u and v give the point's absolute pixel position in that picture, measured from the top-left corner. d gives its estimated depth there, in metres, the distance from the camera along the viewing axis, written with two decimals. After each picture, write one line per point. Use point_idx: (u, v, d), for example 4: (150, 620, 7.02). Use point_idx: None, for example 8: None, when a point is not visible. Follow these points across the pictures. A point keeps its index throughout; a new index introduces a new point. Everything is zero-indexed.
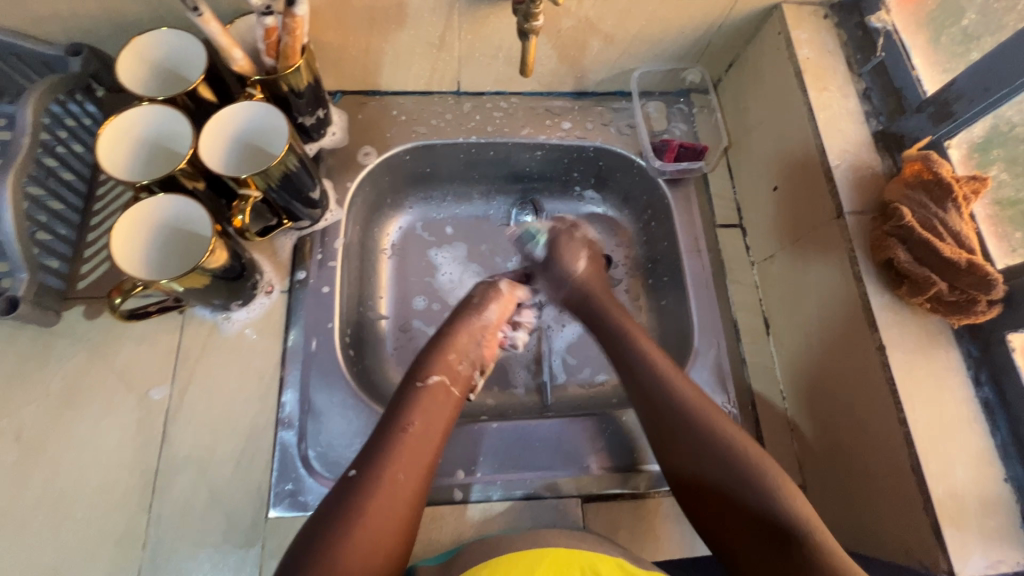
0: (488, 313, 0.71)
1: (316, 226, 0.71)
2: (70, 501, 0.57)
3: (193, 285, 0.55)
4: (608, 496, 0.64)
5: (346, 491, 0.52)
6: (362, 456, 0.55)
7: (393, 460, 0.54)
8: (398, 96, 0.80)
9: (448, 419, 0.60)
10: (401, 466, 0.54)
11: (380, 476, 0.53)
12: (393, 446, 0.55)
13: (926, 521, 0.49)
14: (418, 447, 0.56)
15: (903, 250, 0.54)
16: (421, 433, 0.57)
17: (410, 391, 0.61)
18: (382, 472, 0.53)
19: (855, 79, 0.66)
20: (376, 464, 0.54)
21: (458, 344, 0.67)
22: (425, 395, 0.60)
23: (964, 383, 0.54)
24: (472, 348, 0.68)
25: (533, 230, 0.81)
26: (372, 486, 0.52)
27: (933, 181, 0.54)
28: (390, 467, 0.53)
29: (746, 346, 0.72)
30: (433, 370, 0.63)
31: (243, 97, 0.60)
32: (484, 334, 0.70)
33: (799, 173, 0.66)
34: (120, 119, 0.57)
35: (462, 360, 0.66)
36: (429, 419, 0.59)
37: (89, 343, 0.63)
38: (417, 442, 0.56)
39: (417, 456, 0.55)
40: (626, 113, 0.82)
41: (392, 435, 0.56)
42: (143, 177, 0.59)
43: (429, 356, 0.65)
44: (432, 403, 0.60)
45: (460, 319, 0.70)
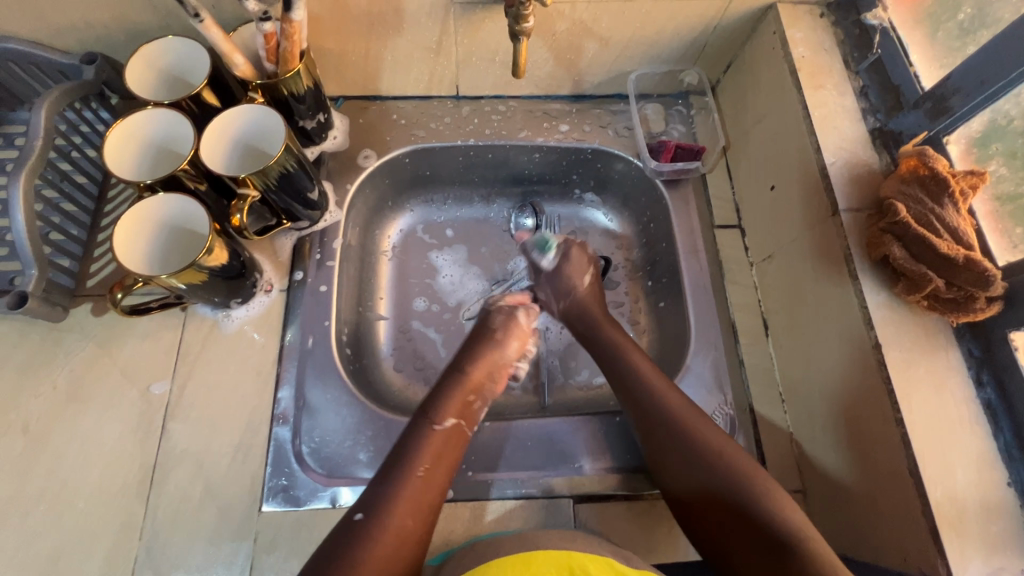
0: (506, 350, 0.70)
1: (315, 226, 0.73)
2: (72, 491, 0.59)
3: (191, 281, 0.57)
4: (602, 497, 0.63)
5: (354, 530, 0.52)
6: (370, 497, 0.54)
7: (405, 508, 0.54)
8: (398, 101, 0.82)
9: (458, 461, 0.60)
10: (410, 513, 0.54)
11: (389, 523, 0.52)
12: (404, 492, 0.55)
13: (925, 526, 0.48)
14: (429, 492, 0.56)
15: (899, 247, 0.53)
16: (433, 478, 0.57)
17: (424, 432, 0.59)
18: (391, 518, 0.53)
19: (852, 77, 0.65)
20: (388, 509, 0.53)
21: (475, 381, 0.66)
22: (438, 439, 0.59)
23: (965, 383, 0.52)
24: (488, 385, 0.67)
25: (544, 239, 0.78)
26: (381, 532, 0.52)
27: (929, 177, 0.53)
28: (400, 514, 0.53)
29: (744, 347, 0.71)
30: (449, 412, 0.62)
31: (244, 101, 0.62)
32: (499, 370, 0.68)
33: (795, 172, 0.65)
34: (128, 121, 0.59)
35: (477, 398, 0.65)
36: (443, 464, 0.58)
37: (94, 339, 0.65)
38: (427, 487, 0.56)
39: (426, 502, 0.55)
40: (624, 116, 0.83)
41: (405, 480, 0.55)
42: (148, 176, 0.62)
43: (445, 395, 0.64)
44: (446, 447, 0.59)
45: (477, 358, 0.68)
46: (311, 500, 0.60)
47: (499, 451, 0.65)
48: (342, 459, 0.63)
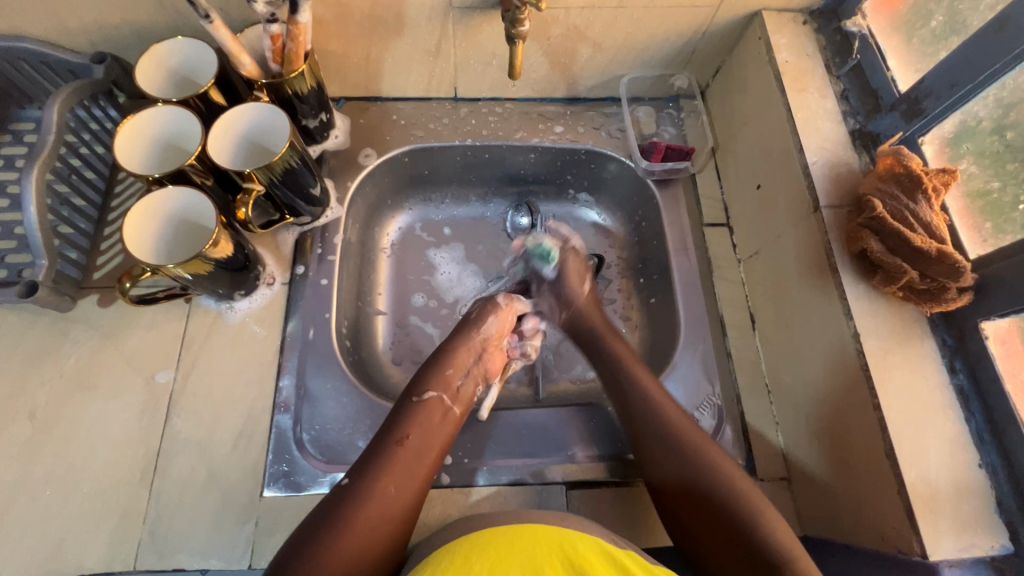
0: (488, 327, 0.72)
1: (317, 222, 0.75)
2: (78, 476, 0.61)
3: (197, 271, 0.59)
4: (593, 484, 0.65)
5: (340, 497, 0.54)
6: (356, 466, 0.57)
7: (389, 474, 0.56)
8: (398, 102, 0.84)
9: (446, 434, 0.62)
10: (394, 480, 0.56)
11: (372, 488, 0.55)
12: (388, 458, 0.57)
13: (900, 505, 0.50)
14: (411, 459, 0.58)
15: (876, 241, 0.55)
16: (416, 446, 0.59)
17: (407, 405, 0.62)
18: (374, 483, 0.55)
19: (833, 81, 0.68)
20: (371, 475, 0.56)
21: (459, 359, 0.68)
22: (421, 411, 0.62)
23: (940, 371, 0.54)
24: (471, 364, 0.69)
25: (543, 248, 0.80)
26: (364, 496, 0.54)
27: (903, 174, 0.56)
28: (382, 480, 0.55)
29: (732, 340, 0.73)
30: (430, 385, 0.64)
31: (251, 100, 0.64)
32: (481, 349, 0.71)
33: (780, 172, 0.68)
34: (138, 118, 0.61)
35: (461, 376, 0.67)
36: (425, 434, 0.60)
37: (101, 329, 0.67)
38: (409, 454, 0.58)
39: (409, 469, 0.57)
40: (616, 118, 0.86)
41: (388, 448, 0.58)
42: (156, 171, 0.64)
43: (428, 372, 0.66)
44: (429, 418, 0.62)
45: (457, 338, 0.70)
46: (311, 486, 0.62)
47: (495, 440, 0.67)
48: (342, 446, 0.65)
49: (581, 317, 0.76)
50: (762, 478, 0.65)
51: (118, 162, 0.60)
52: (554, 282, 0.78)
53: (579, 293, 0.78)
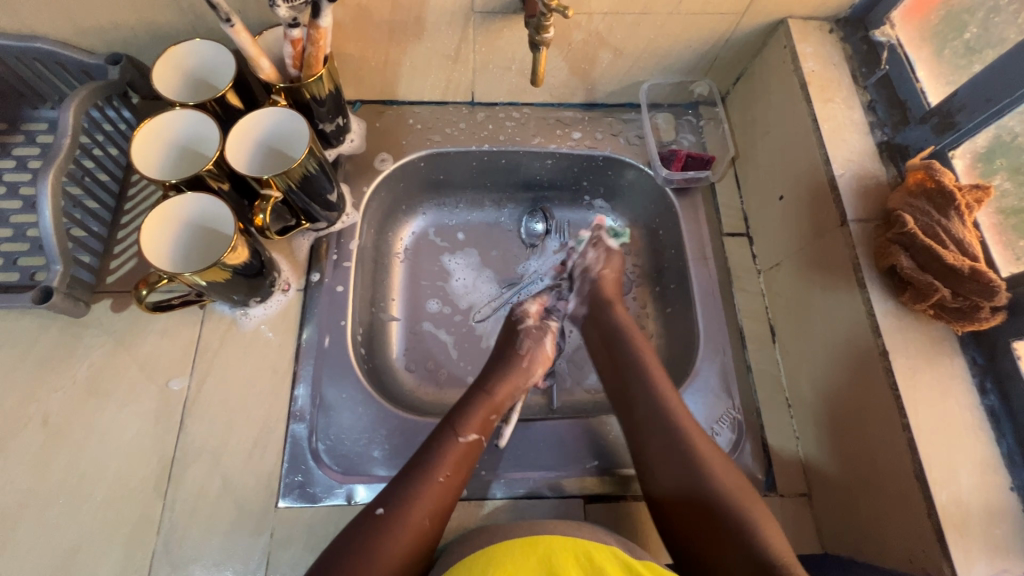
0: (534, 373, 0.72)
1: (333, 227, 0.74)
2: (91, 484, 0.60)
3: (214, 279, 0.58)
4: (611, 497, 0.64)
5: (369, 527, 0.53)
6: (390, 494, 0.56)
7: (423, 508, 0.55)
8: (414, 106, 0.83)
9: (475, 473, 0.61)
10: (429, 516, 0.55)
11: (406, 523, 0.54)
12: (425, 495, 0.56)
13: (930, 528, 0.49)
14: (446, 499, 0.57)
15: (906, 257, 0.54)
16: (452, 486, 0.58)
17: (449, 441, 0.60)
18: (409, 518, 0.54)
19: (860, 91, 0.67)
20: (407, 509, 0.55)
21: (500, 400, 0.67)
22: (463, 451, 0.60)
23: (970, 391, 0.54)
24: (511, 404, 0.68)
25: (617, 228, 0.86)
26: (396, 531, 0.53)
27: (935, 190, 0.55)
28: (417, 514, 0.54)
29: (751, 353, 0.72)
30: (473, 425, 0.63)
31: (268, 104, 0.63)
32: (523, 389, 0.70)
33: (804, 184, 0.67)
34: (155, 123, 0.60)
35: (499, 415, 0.66)
36: (461, 473, 0.59)
37: (114, 334, 0.66)
38: (445, 493, 0.57)
39: (442, 508, 0.56)
40: (635, 125, 0.84)
41: (427, 484, 0.57)
42: (172, 175, 0.63)
43: (472, 407, 0.65)
44: (467, 458, 0.60)
45: (499, 381, 0.68)
46: (327, 497, 0.61)
47: (512, 451, 0.66)
48: (357, 456, 0.64)
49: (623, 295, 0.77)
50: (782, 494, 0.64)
51: (136, 167, 0.59)
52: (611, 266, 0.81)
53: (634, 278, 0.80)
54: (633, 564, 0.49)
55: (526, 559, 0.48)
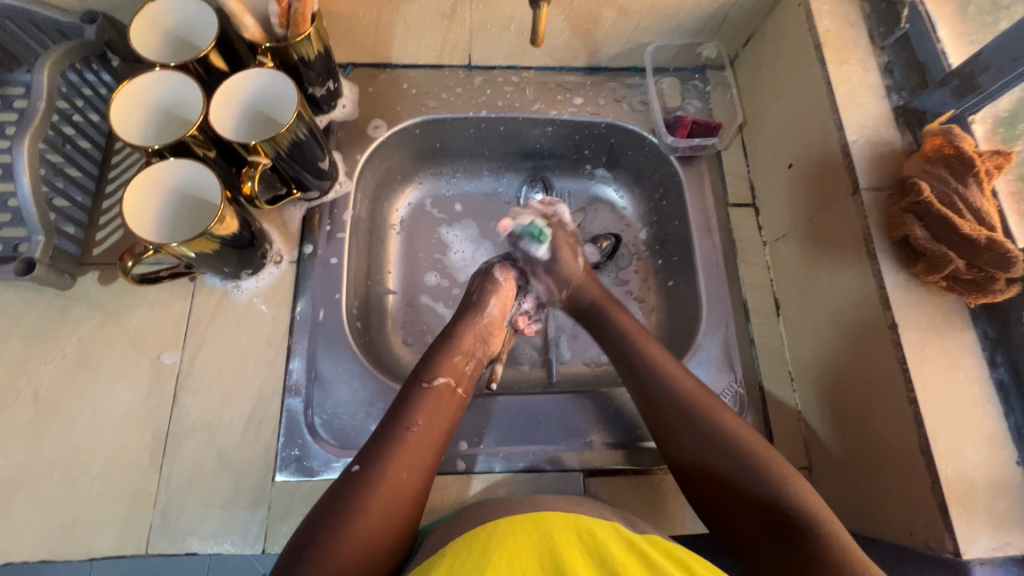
0: (488, 308, 0.69)
1: (325, 197, 0.72)
2: (85, 458, 0.59)
3: (202, 250, 0.56)
4: (611, 471, 0.64)
5: (351, 485, 0.53)
6: (365, 451, 0.55)
7: (399, 459, 0.54)
8: (409, 69, 0.80)
9: (452, 421, 0.60)
10: (405, 466, 0.54)
11: (382, 476, 0.53)
12: (395, 445, 0.55)
13: (933, 502, 0.48)
14: (420, 446, 0.56)
15: (920, 227, 0.52)
16: (424, 433, 0.57)
17: (415, 390, 0.60)
18: (384, 471, 0.53)
19: (877, 53, 0.64)
20: (383, 462, 0.54)
21: (464, 345, 0.66)
22: (430, 397, 0.59)
23: (980, 364, 0.52)
24: (476, 348, 0.67)
25: (535, 226, 0.72)
26: (373, 484, 0.53)
27: (954, 156, 0.52)
28: (392, 467, 0.54)
29: (755, 326, 0.71)
30: (439, 371, 0.62)
31: (254, 65, 0.60)
32: (481, 329, 0.68)
33: (815, 151, 0.64)
34: (133, 84, 0.57)
35: (467, 361, 0.65)
36: (432, 420, 0.58)
37: (103, 307, 0.65)
38: (418, 442, 0.56)
39: (418, 456, 0.56)
40: (639, 90, 0.81)
41: (396, 434, 0.56)
42: (156, 140, 0.60)
43: (437, 357, 0.64)
44: (438, 406, 0.59)
45: (457, 324, 0.67)
46: (324, 471, 0.60)
47: (511, 425, 0.66)
48: (354, 431, 0.63)
49: (580, 291, 0.72)
50: None
51: (115, 132, 0.56)
52: (546, 263, 0.72)
53: (574, 270, 0.72)
54: (635, 539, 0.49)
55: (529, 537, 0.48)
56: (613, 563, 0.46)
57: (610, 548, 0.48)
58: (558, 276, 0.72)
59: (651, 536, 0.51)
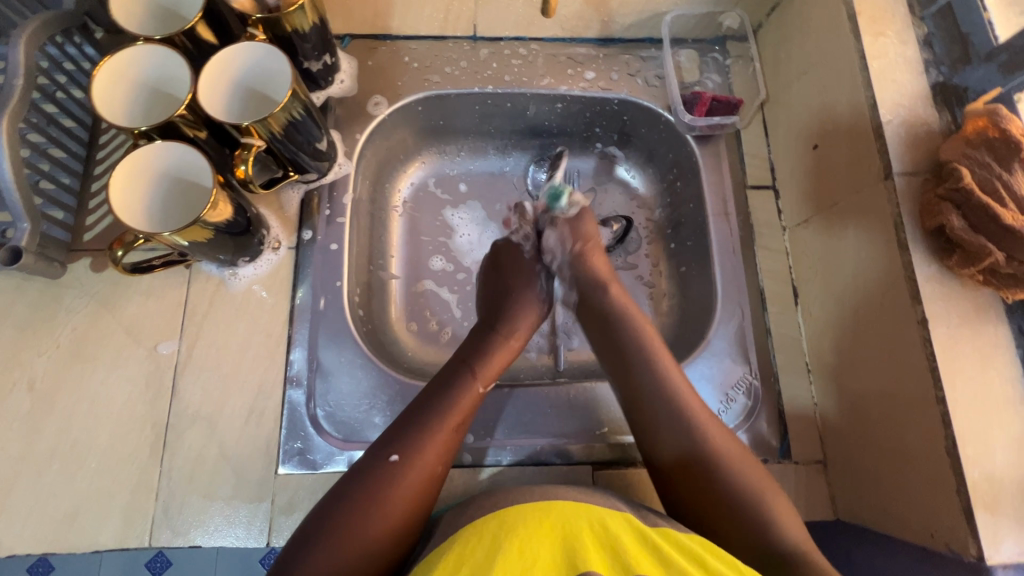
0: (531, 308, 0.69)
1: (324, 179, 0.68)
2: (84, 450, 0.58)
3: (195, 238, 0.53)
4: (620, 464, 0.63)
5: (385, 470, 0.50)
6: (400, 437, 0.52)
7: (434, 448, 0.52)
8: (410, 41, 0.75)
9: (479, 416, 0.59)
10: (438, 459, 0.53)
11: (417, 466, 0.51)
12: (433, 434, 0.53)
13: (958, 505, 0.47)
14: (455, 440, 0.54)
15: (958, 216, 0.49)
16: (459, 427, 0.55)
17: (455, 383, 0.58)
18: (420, 461, 0.51)
19: (916, 23, 0.59)
20: (424, 451, 0.52)
21: (503, 348, 0.64)
22: (468, 392, 0.57)
23: (1013, 362, 0.50)
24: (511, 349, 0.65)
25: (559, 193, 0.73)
26: (411, 471, 0.50)
27: (999, 140, 0.49)
28: (432, 457, 0.52)
29: (772, 315, 0.68)
30: (483, 367, 0.60)
31: (244, 38, 0.56)
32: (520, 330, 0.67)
33: (842, 131, 0.60)
34: (115, 60, 0.53)
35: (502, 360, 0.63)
36: (472, 416, 0.57)
37: (96, 296, 0.62)
38: (459, 436, 0.54)
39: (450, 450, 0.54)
40: (654, 63, 0.76)
41: (435, 426, 0.54)
42: (143, 122, 0.56)
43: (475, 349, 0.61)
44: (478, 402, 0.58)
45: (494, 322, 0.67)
46: (328, 464, 0.59)
47: (518, 416, 0.64)
48: (358, 423, 0.61)
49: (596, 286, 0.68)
50: (797, 460, 0.62)
51: (99, 113, 0.52)
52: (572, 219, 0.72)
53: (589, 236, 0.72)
54: (650, 533, 0.46)
55: (538, 528, 0.45)
56: (626, 556, 0.43)
57: (622, 541, 0.45)
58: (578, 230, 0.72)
59: (664, 530, 0.47)
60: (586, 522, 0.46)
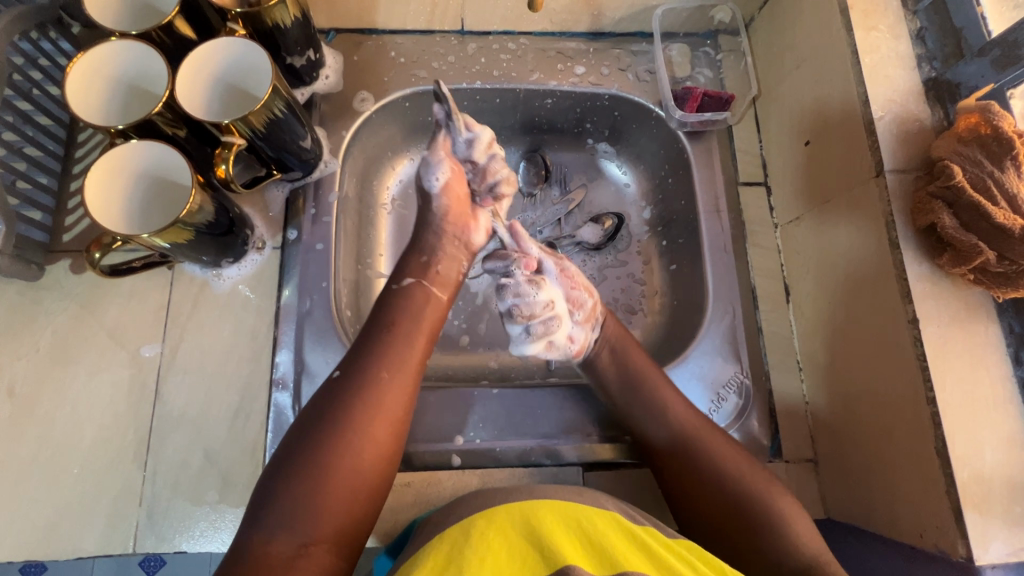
0: (440, 203, 0.63)
1: (309, 177, 0.67)
2: (66, 455, 0.57)
3: (175, 240, 0.52)
4: (612, 464, 0.63)
5: (329, 392, 0.49)
6: (346, 358, 0.52)
7: (376, 357, 0.51)
8: (397, 36, 0.74)
9: (433, 318, 0.57)
10: (386, 365, 0.51)
11: (362, 376, 0.50)
12: (376, 345, 0.52)
13: (947, 505, 0.47)
14: (403, 346, 0.53)
15: (949, 215, 0.48)
16: (405, 331, 0.54)
17: (387, 294, 0.57)
18: (365, 372, 0.50)
19: (908, 18, 0.58)
20: (363, 364, 0.51)
21: (429, 245, 0.61)
22: (404, 296, 0.56)
23: (1003, 361, 0.49)
24: (448, 245, 0.62)
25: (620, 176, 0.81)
26: (355, 389, 0.49)
27: (990, 137, 0.48)
28: (374, 368, 0.50)
29: (763, 314, 0.68)
30: (408, 272, 0.59)
31: (224, 34, 0.55)
32: (448, 230, 0.63)
33: (834, 127, 0.60)
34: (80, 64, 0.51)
35: (437, 258, 0.61)
36: (411, 320, 0.55)
37: (76, 299, 0.61)
38: (397, 341, 0.53)
39: (403, 355, 0.52)
40: (646, 57, 0.75)
41: (374, 337, 0.53)
42: (130, 109, 0.55)
43: (407, 259, 0.61)
44: (415, 305, 0.56)
45: (421, 230, 0.63)
46: None
47: (508, 417, 0.63)
48: None
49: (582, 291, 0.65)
50: (788, 459, 0.62)
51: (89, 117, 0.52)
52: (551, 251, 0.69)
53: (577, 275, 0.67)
54: (635, 530, 0.46)
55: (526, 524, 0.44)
56: (614, 555, 0.42)
57: (611, 541, 0.44)
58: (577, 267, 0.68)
59: (647, 528, 0.47)
60: (574, 519, 0.45)
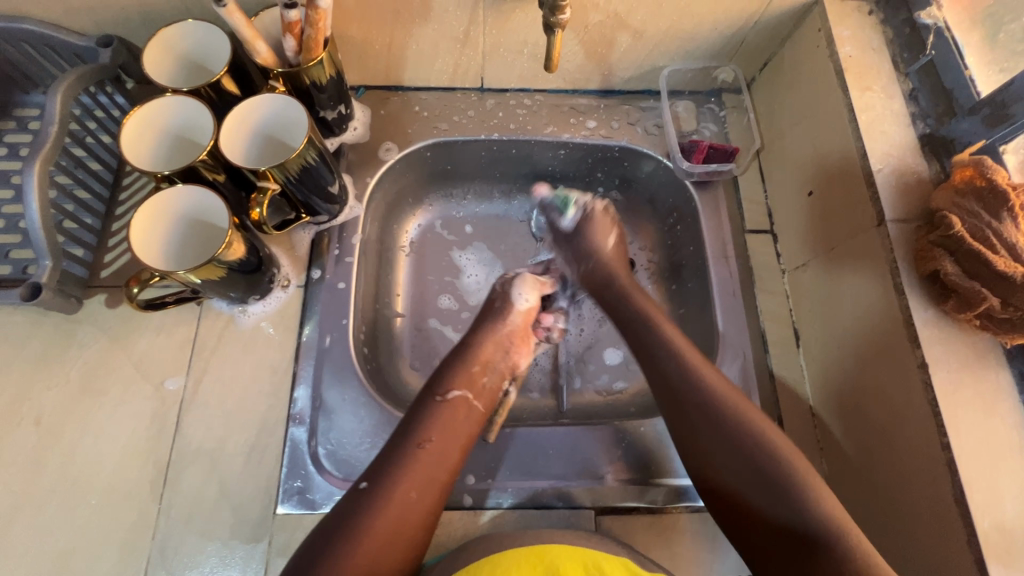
0: (513, 318, 0.68)
1: (334, 221, 0.71)
2: (86, 485, 0.58)
3: (207, 277, 0.55)
4: (624, 509, 0.61)
5: (354, 504, 0.50)
6: (375, 467, 0.52)
7: (408, 478, 0.51)
8: (421, 92, 0.80)
9: (470, 436, 0.57)
10: (415, 484, 0.51)
11: (392, 493, 0.50)
12: (408, 462, 0.52)
13: (970, 556, 0.46)
14: (434, 465, 0.53)
15: (951, 262, 0.50)
16: (438, 451, 0.54)
17: (430, 404, 0.57)
18: (394, 487, 0.50)
19: (900, 79, 0.62)
20: (392, 479, 0.51)
21: (484, 356, 0.64)
22: (445, 410, 0.57)
23: (1016, 407, 0.50)
24: (499, 359, 0.65)
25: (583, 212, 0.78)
26: (381, 503, 0.49)
27: (986, 189, 0.51)
28: (403, 485, 0.51)
29: (774, 358, 0.68)
30: (454, 384, 0.59)
31: (266, 90, 0.60)
32: (509, 348, 0.66)
33: (835, 180, 0.63)
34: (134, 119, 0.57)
35: (487, 372, 0.63)
36: (446, 438, 0.55)
37: (108, 332, 0.64)
38: (430, 462, 0.53)
39: (432, 474, 0.53)
40: (653, 113, 0.80)
41: (407, 452, 0.53)
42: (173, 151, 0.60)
43: (451, 367, 0.62)
44: (454, 420, 0.57)
45: (479, 332, 0.66)
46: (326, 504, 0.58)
47: (520, 458, 0.63)
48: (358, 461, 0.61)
49: (603, 271, 0.71)
50: None
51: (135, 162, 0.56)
52: (569, 234, 0.75)
53: (603, 248, 0.72)
54: None
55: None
56: None
57: None
58: (578, 250, 0.73)
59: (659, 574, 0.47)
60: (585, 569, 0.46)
